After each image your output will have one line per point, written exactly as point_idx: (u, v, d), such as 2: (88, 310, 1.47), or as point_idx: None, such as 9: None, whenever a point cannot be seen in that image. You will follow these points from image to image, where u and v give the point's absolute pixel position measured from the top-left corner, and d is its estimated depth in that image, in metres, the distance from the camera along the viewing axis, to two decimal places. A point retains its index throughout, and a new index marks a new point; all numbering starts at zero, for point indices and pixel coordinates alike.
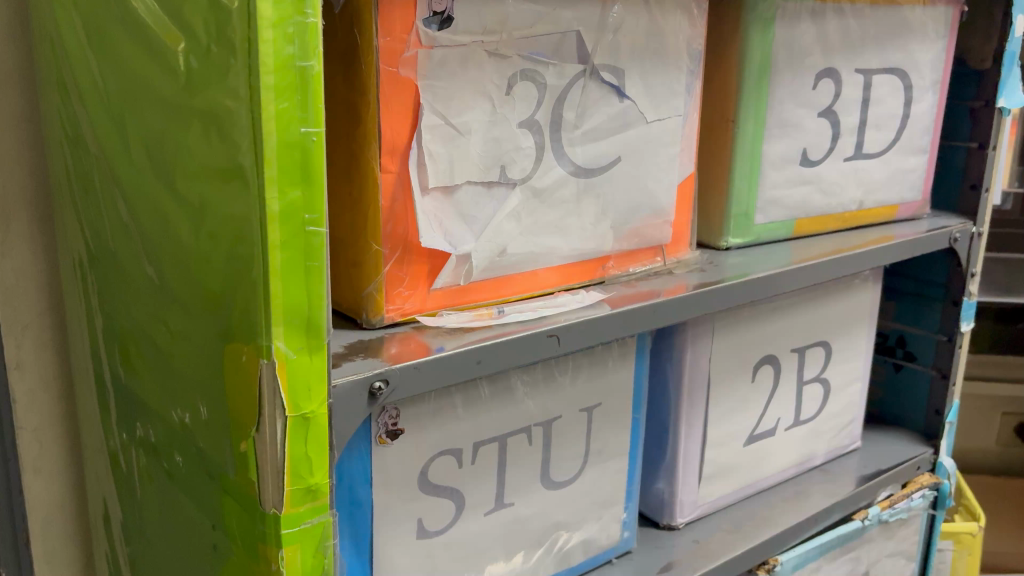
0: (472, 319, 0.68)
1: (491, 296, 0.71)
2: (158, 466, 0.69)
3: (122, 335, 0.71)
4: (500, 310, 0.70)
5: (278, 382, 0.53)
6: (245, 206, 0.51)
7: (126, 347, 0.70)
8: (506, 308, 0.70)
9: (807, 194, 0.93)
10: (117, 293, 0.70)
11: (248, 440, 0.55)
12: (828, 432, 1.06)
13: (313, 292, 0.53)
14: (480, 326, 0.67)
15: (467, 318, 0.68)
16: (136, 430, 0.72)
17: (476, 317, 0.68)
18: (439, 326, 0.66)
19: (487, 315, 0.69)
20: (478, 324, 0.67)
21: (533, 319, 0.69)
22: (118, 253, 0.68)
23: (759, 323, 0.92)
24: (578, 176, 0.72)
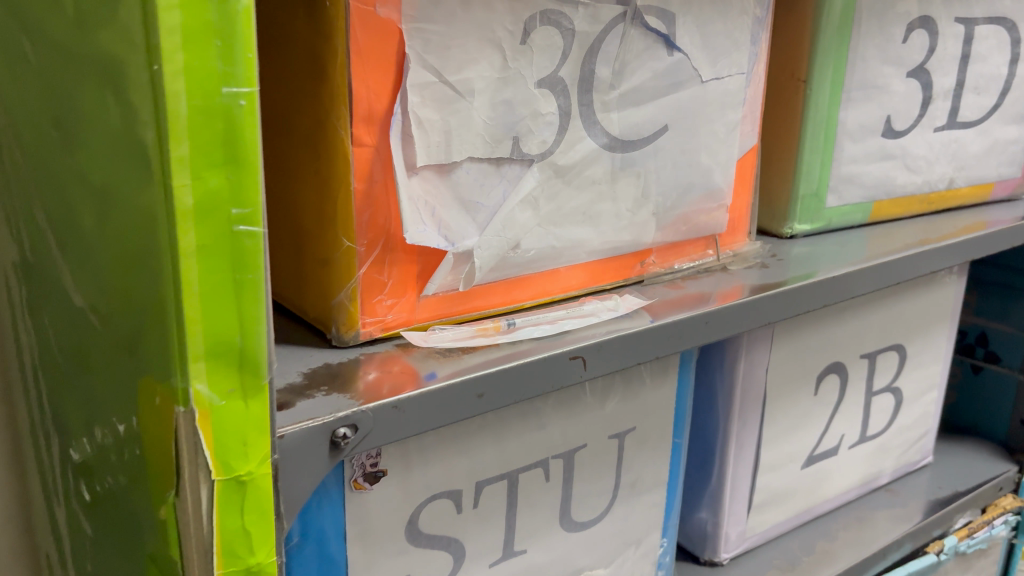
0: (475, 335, 0.53)
1: (500, 303, 0.56)
2: (79, 501, 0.56)
3: (36, 337, 0.57)
4: (510, 322, 0.55)
5: (201, 435, 0.39)
6: (148, 196, 0.37)
7: (41, 352, 0.56)
8: (518, 319, 0.55)
9: (890, 171, 0.77)
10: (33, 298, 0.55)
11: (166, 505, 0.41)
12: (898, 448, 0.91)
13: (246, 316, 0.39)
14: (483, 345, 0.52)
15: (469, 334, 0.53)
16: (57, 453, 0.58)
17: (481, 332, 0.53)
18: (431, 345, 0.51)
19: (495, 330, 0.54)
20: (481, 342, 0.52)
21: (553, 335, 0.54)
22: (30, 248, 0.53)
23: (828, 327, 0.77)
24: (614, 151, 0.57)
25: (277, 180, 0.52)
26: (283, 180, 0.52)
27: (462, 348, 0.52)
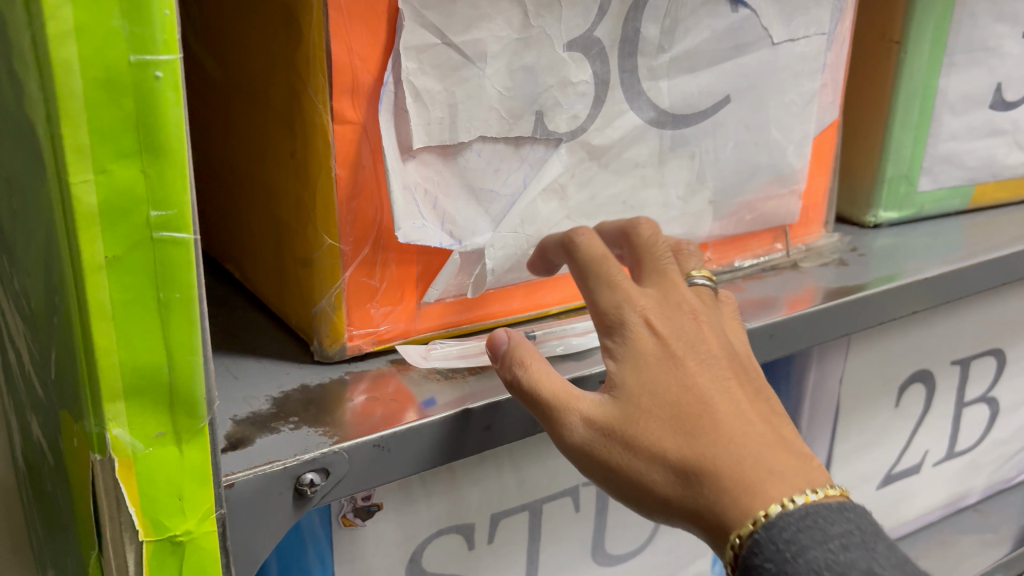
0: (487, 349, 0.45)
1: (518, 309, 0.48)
2: (36, 520, 0.49)
3: None
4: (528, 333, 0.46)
5: (123, 489, 0.31)
6: (44, 194, 0.28)
7: None
8: (538, 330, 0.47)
9: (997, 149, 0.65)
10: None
11: (92, 562, 0.34)
12: (991, 464, 0.80)
13: (177, 344, 0.30)
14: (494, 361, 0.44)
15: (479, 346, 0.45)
16: (17, 463, 0.52)
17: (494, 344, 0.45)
18: (430, 366, 0.43)
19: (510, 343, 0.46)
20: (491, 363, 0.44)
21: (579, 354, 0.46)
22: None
23: (917, 331, 0.66)
24: (662, 127, 0.47)
25: (255, 161, 0.44)
26: (261, 162, 0.43)
27: (471, 366, 0.43)
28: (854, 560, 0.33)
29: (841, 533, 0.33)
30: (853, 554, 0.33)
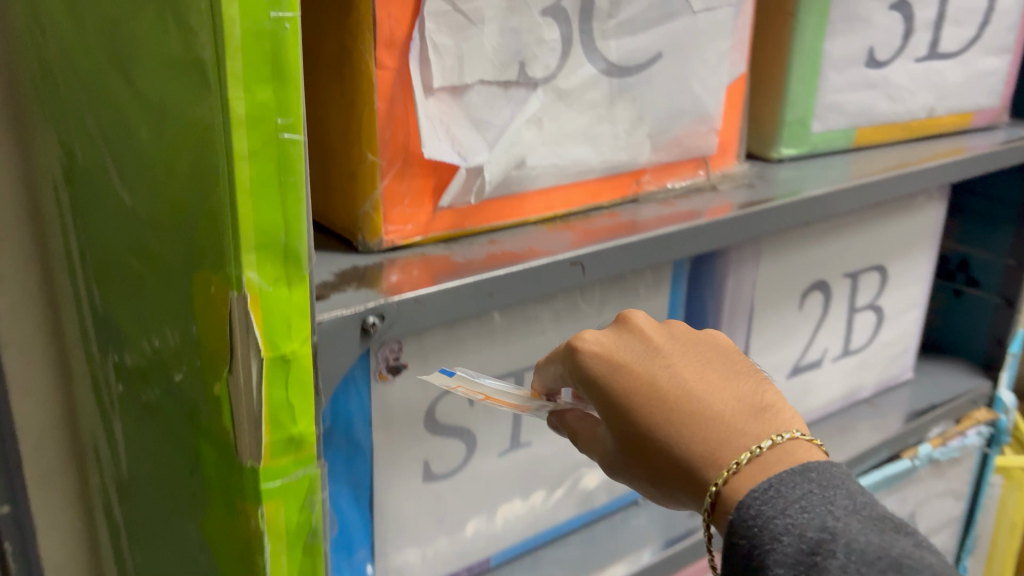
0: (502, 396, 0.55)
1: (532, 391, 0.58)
2: (138, 403, 0.63)
3: (94, 254, 0.63)
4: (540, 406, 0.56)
5: (252, 317, 0.45)
6: (207, 108, 0.42)
7: (100, 270, 0.63)
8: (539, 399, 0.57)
9: (871, 99, 0.82)
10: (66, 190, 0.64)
11: (222, 382, 0.47)
12: (879, 363, 0.98)
13: (290, 213, 0.44)
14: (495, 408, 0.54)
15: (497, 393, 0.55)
16: (116, 361, 0.65)
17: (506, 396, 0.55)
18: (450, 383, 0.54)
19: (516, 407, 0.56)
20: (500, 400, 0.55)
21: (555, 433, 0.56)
22: (54, 137, 0.62)
23: (812, 245, 0.83)
24: (611, 76, 0.62)
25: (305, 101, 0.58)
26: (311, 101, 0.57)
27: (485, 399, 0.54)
28: (812, 519, 0.42)
29: (803, 494, 0.43)
30: (813, 516, 0.42)
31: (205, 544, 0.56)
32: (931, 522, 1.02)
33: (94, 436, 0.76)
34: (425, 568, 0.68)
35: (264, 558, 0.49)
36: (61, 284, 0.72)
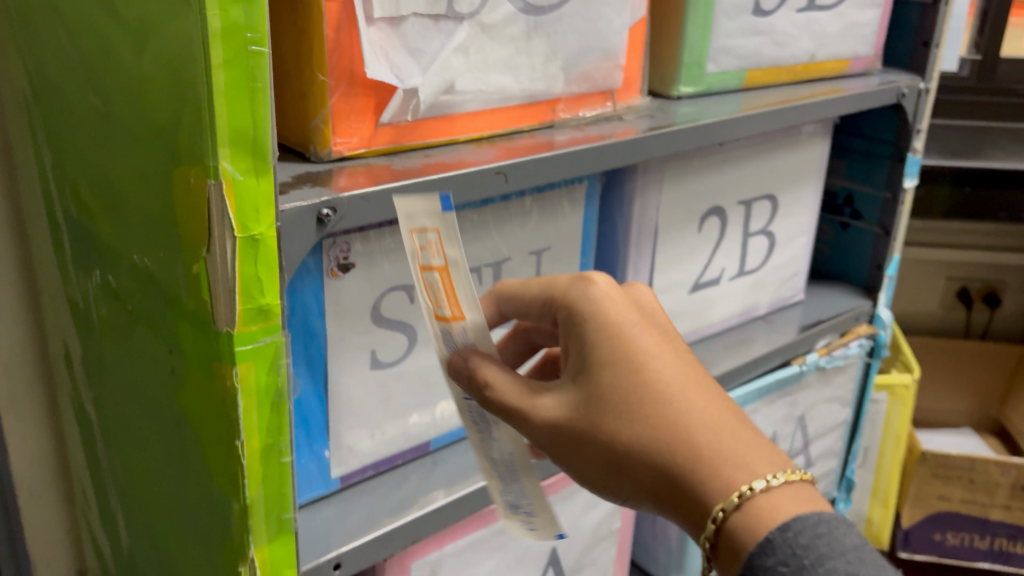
0: (422, 262, 0.52)
1: (476, 327, 0.53)
2: (115, 304, 0.71)
3: (72, 172, 0.71)
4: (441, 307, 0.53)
5: (226, 203, 0.54)
6: (188, 25, 0.51)
7: (78, 187, 0.71)
8: (467, 328, 0.53)
9: (759, 44, 0.94)
10: (37, 113, 0.74)
11: (200, 262, 0.56)
12: (772, 283, 1.11)
13: (258, 114, 0.53)
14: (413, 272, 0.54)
15: (426, 254, 0.52)
16: (92, 268, 0.73)
17: (432, 266, 0.52)
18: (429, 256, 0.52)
19: (435, 302, 0.53)
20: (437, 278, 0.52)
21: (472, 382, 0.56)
22: (21, 63, 0.73)
23: (709, 173, 0.94)
24: (528, 14, 0.72)
25: None
26: None
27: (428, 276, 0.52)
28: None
29: (853, 544, 0.45)
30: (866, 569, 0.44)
31: (182, 416, 0.65)
32: (818, 425, 1.17)
33: (68, 345, 0.84)
34: (374, 448, 0.78)
35: (239, 413, 0.59)
36: (28, 196, 0.82)
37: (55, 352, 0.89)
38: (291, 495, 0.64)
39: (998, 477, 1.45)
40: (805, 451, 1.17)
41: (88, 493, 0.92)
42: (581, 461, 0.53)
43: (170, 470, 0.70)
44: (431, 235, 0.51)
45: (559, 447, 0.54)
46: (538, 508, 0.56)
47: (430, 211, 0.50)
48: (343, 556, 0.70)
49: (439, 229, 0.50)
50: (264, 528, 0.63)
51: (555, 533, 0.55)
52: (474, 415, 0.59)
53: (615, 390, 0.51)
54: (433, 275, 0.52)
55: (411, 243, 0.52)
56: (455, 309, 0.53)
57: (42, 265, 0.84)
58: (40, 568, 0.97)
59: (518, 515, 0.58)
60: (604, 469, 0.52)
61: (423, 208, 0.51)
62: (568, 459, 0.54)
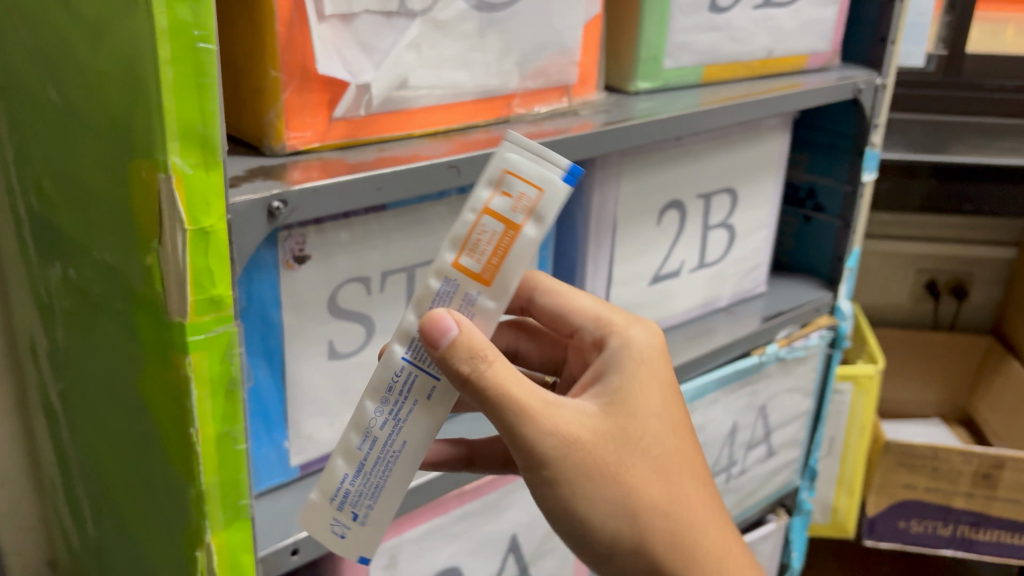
0: (495, 211, 0.51)
1: (490, 293, 0.52)
2: (76, 295, 0.72)
3: (34, 166, 0.72)
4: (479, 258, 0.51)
5: (176, 196, 0.55)
6: (137, 21, 0.52)
7: (39, 180, 0.72)
8: (477, 291, 0.52)
9: (715, 41, 0.96)
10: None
11: (152, 253, 0.58)
12: (733, 275, 1.13)
13: (206, 109, 0.54)
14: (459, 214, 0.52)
15: (505, 206, 0.51)
16: (55, 260, 0.74)
17: (500, 220, 0.51)
18: (509, 215, 0.50)
19: (471, 249, 0.51)
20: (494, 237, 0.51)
21: (425, 361, 0.54)
22: None
23: (668, 167, 0.96)
24: (481, 11, 0.73)
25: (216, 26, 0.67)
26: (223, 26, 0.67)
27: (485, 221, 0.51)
28: None
29: None
30: None
31: (141, 405, 0.66)
32: (780, 414, 1.19)
33: (34, 336, 0.85)
34: (334, 437, 0.80)
35: (192, 400, 0.60)
36: None
37: (21, 343, 0.90)
38: (246, 482, 0.66)
39: (960, 465, 1.48)
40: (766, 440, 1.19)
41: (56, 483, 0.93)
42: (577, 487, 0.56)
43: (131, 457, 0.71)
44: (529, 192, 0.50)
45: (552, 470, 0.55)
46: (373, 521, 0.55)
47: (548, 176, 0.50)
48: (301, 542, 0.72)
49: (545, 195, 0.50)
50: (220, 514, 0.64)
51: (363, 556, 0.56)
52: (376, 406, 0.55)
53: (646, 448, 0.57)
54: (495, 227, 0.51)
55: (494, 190, 0.51)
56: (488, 268, 0.51)
57: (7, 257, 0.85)
58: (11, 557, 0.98)
59: (336, 517, 0.56)
60: (595, 508, 0.56)
61: (543, 169, 0.50)
62: (552, 480, 0.56)
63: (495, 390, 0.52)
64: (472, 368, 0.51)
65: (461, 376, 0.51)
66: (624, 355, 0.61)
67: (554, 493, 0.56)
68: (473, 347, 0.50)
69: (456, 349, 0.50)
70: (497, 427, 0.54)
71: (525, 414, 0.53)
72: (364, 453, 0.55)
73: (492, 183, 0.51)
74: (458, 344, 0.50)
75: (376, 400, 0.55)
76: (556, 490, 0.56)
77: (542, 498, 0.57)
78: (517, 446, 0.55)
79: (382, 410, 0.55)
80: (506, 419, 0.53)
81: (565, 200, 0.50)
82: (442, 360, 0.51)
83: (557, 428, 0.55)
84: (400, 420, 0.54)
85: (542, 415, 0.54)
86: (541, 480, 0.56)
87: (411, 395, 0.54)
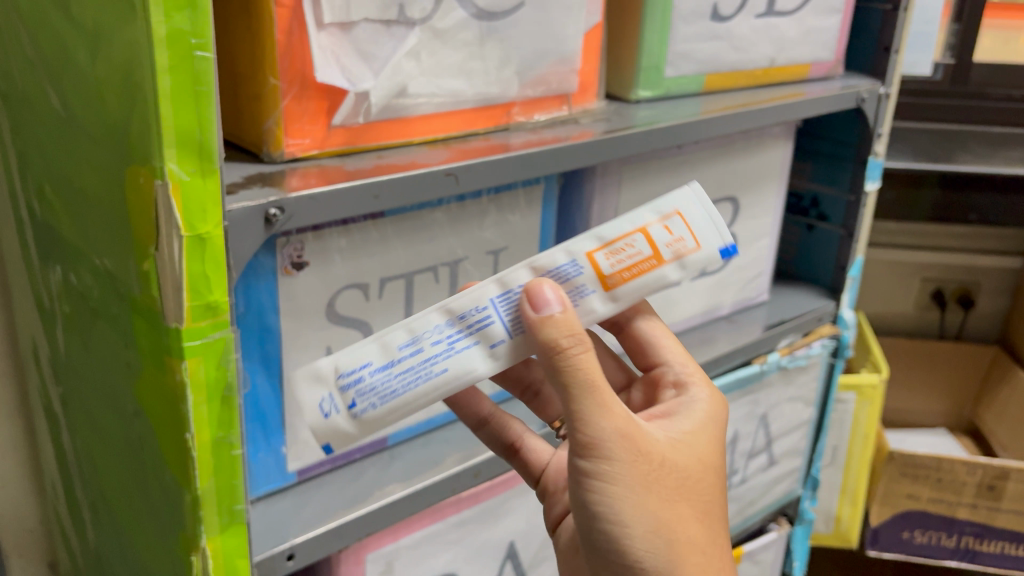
0: (651, 235, 0.58)
1: (602, 294, 0.58)
2: (76, 300, 0.73)
3: (36, 172, 0.73)
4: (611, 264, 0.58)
5: (173, 203, 0.55)
6: (135, 30, 0.52)
7: (41, 186, 0.72)
8: (592, 288, 0.58)
9: (717, 49, 0.96)
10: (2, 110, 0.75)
11: (149, 259, 0.58)
12: (734, 284, 1.13)
13: (203, 117, 0.55)
14: (617, 218, 0.58)
15: (661, 238, 0.58)
16: (56, 265, 0.75)
17: (651, 246, 0.57)
18: (660, 247, 0.57)
19: (613, 254, 0.58)
20: (634, 256, 0.58)
21: (507, 317, 0.58)
22: None
23: (669, 175, 0.96)
24: (480, 20, 0.74)
25: (217, 33, 0.68)
26: (223, 32, 0.68)
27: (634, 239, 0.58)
28: None
29: None
30: None
31: (139, 409, 0.67)
32: (782, 423, 1.19)
33: (36, 341, 0.86)
34: None
35: (188, 405, 0.61)
36: None
37: (24, 347, 0.90)
38: (242, 487, 0.66)
39: (964, 476, 1.47)
40: (768, 449, 1.19)
41: (57, 486, 0.93)
42: (632, 490, 0.56)
43: (129, 462, 0.72)
44: (687, 241, 0.58)
45: (613, 469, 0.55)
46: (365, 418, 0.59)
47: (710, 238, 0.58)
48: (296, 547, 0.72)
49: (701, 251, 0.58)
50: (216, 519, 0.64)
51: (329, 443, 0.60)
52: (442, 322, 0.58)
53: (696, 481, 0.59)
54: (643, 249, 0.58)
55: (659, 220, 0.58)
56: (615, 278, 0.58)
57: (9, 260, 0.86)
58: (12, 558, 0.98)
59: (330, 394, 0.59)
60: (639, 517, 0.56)
61: (709, 230, 0.58)
62: (607, 481, 0.55)
63: (588, 375, 0.53)
64: (572, 345, 0.53)
65: (558, 352, 0.53)
66: (696, 407, 0.64)
67: (605, 495, 0.56)
68: (574, 328, 0.53)
69: (560, 323, 0.53)
70: (572, 415, 0.54)
71: (606, 407, 0.54)
72: (402, 356, 0.58)
73: (662, 214, 0.58)
74: (557, 320, 0.53)
75: (446, 320, 0.58)
76: (608, 491, 0.56)
77: (587, 498, 0.57)
78: (584, 440, 0.55)
79: (447, 327, 0.58)
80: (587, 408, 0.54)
81: (709, 261, 0.58)
82: (545, 330, 0.53)
83: (629, 431, 0.55)
84: (457, 346, 0.58)
85: (620, 415, 0.55)
86: (595, 478, 0.56)
87: (478, 335, 0.58)
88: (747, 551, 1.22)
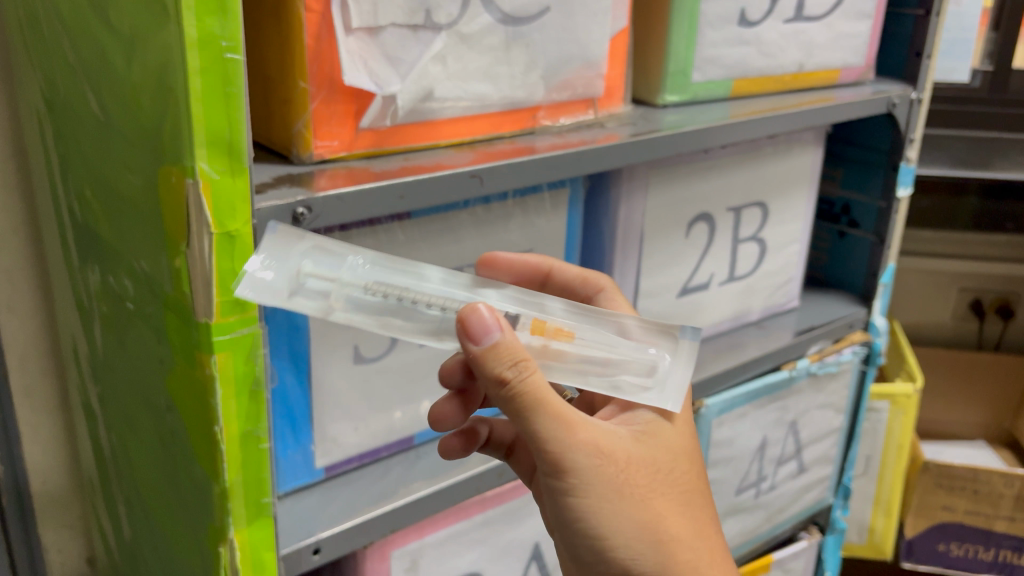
0: None
1: None
2: (113, 297, 0.75)
3: (76, 173, 0.75)
4: None
5: (203, 200, 0.57)
6: (168, 35, 0.54)
7: (82, 188, 0.75)
8: None
9: (745, 55, 0.96)
10: (46, 116, 0.78)
11: (180, 255, 0.60)
12: (762, 291, 1.13)
13: (233, 117, 0.57)
14: None
15: None
16: (95, 263, 0.77)
17: None
18: None
19: None
20: None
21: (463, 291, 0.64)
22: (33, 71, 0.77)
23: (696, 180, 0.97)
24: (506, 25, 0.75)
25: (248, 38, 0.70)
26: (255, 38, 0.70)
27: None
28: None
29: None
30: None
31: (171, 404, 0.69)
32: (812, 430, 1.18)
33: (77, 339, 0.88)
34: (359, 440, 0.82)
35: (218, 398, 0.62)
36: (41, 195, 0.86)
37: (65, 346, 0.93)
38: (269, 480, 0.67)
39: (1001, 488, 1.46)
40: (797, 456, 1.18)
41: (95, 480, 0.96)
42: (609, 502, 0.57)
43: (163, 456, 0.74)
44: None
45: (584, 485, 0.56)
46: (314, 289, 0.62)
47: None
48: (322, 542, 0.73)
49: None
50: (243, 511, 0.66)
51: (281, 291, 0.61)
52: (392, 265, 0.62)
53: (674, 478, 0.61)
54: None
55: None
56: None
57: (52, 259, 0.89)
58: (51, 554, 1.01)
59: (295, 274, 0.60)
60: (617, 530, 0.58)
61: None
62: (580, 496, 0.57)
63: (538, 397, 0.53)
64: (515, 374, 0.52)
65: (504, 381, 0.52)
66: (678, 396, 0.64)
67: (581, 511, 0.57)
68: (516, 355, 0.52)
69: (502, 352, 0.52)
70: (535, 437, 0.55)
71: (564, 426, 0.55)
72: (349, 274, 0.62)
73: None
74: (498, 347, 0.52)
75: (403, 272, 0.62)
76: (583, 505, 0.57)
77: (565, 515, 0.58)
78: (551, 460, 0.55)
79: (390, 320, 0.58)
80: (547, 430, 0.54)
81: None
82: (489, 365, 0.52)
83: (592, 445, 0.56)
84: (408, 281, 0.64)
85: (581, 433, 0.56)
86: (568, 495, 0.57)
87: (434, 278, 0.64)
88: (777, 559, 1.21)
